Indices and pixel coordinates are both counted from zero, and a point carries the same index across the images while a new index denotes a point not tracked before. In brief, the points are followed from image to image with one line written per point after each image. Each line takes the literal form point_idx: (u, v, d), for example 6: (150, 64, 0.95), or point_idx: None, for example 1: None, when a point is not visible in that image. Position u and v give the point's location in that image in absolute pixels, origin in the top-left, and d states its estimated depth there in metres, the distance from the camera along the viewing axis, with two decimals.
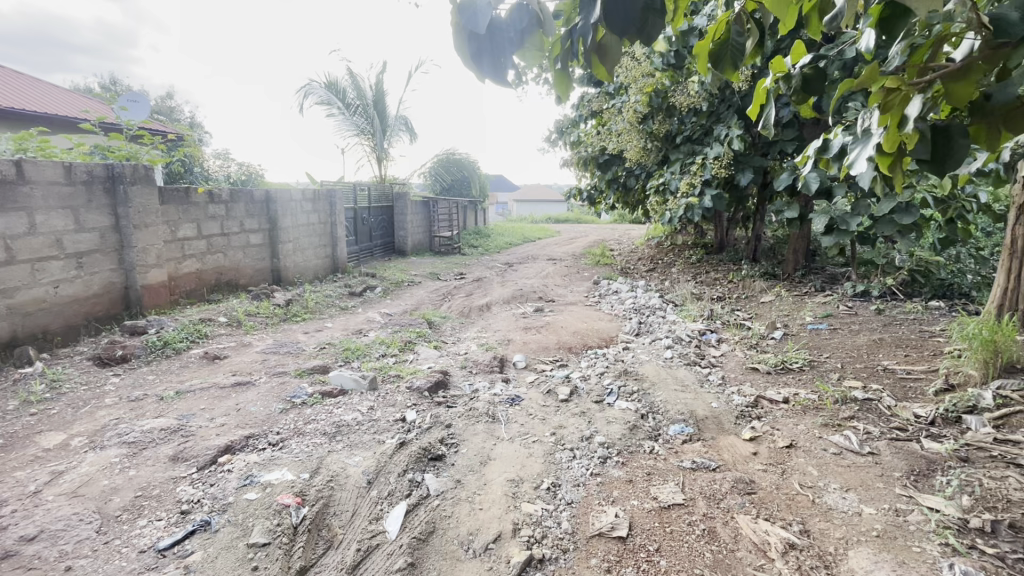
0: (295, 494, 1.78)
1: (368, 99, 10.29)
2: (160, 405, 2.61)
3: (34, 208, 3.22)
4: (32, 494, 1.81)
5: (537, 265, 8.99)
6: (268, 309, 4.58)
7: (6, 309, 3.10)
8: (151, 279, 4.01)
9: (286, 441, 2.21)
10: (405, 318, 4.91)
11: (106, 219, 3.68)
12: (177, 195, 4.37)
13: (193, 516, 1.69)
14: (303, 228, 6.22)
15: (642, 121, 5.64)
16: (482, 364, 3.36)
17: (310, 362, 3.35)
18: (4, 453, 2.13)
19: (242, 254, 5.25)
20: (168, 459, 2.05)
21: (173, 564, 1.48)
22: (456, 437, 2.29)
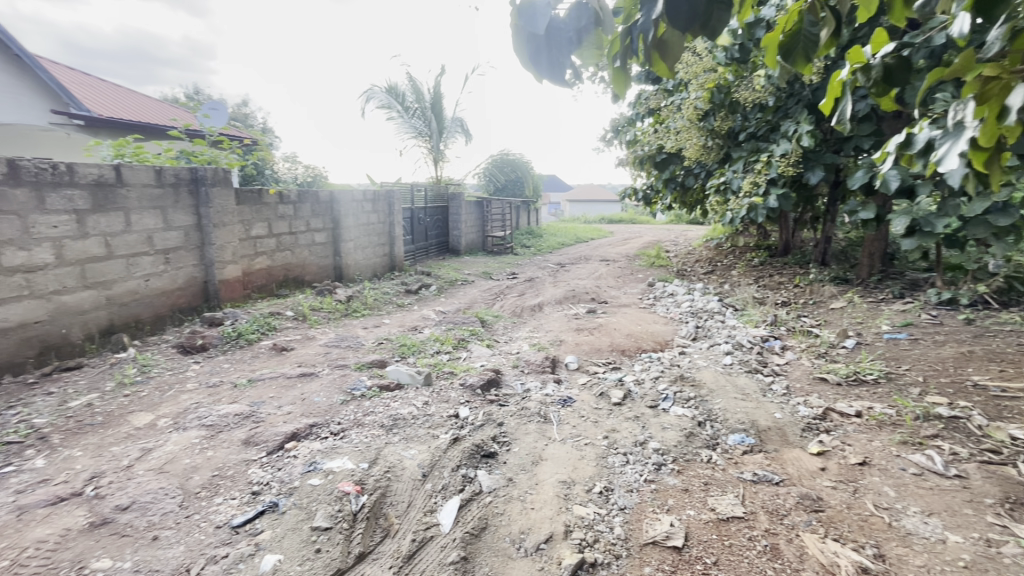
0: (355, 482, 1.86)
1: (426, 101, 10.57)
2: (234, 392, 2.80)
3: (130, 208, 3.53)
4: (125, 468, 2.00)
5: (590, 266, 8.88)
6: (330, 305, 4.81)
7: (105, 299, 3.39)
8: (228, 274, 4.31)
9: (347, 431, 2.31)
10: (459, 316, 5.01)
11: (189, 219, 3.99)
12: (252, 196, 4.67)
13: (263, 498, 1.80)
14: (364, 228, 6.47)
15: (703, 118, 5.45)
16: (534, 364, 3.36)
17: (368, 357, 3.48)
18: (103, 429, 2.36)
19: (309, 251, 5.54)
20: (242, 443, 2.19)
21: (245, 540, 1.58)
22: (508, 435, 2.30)
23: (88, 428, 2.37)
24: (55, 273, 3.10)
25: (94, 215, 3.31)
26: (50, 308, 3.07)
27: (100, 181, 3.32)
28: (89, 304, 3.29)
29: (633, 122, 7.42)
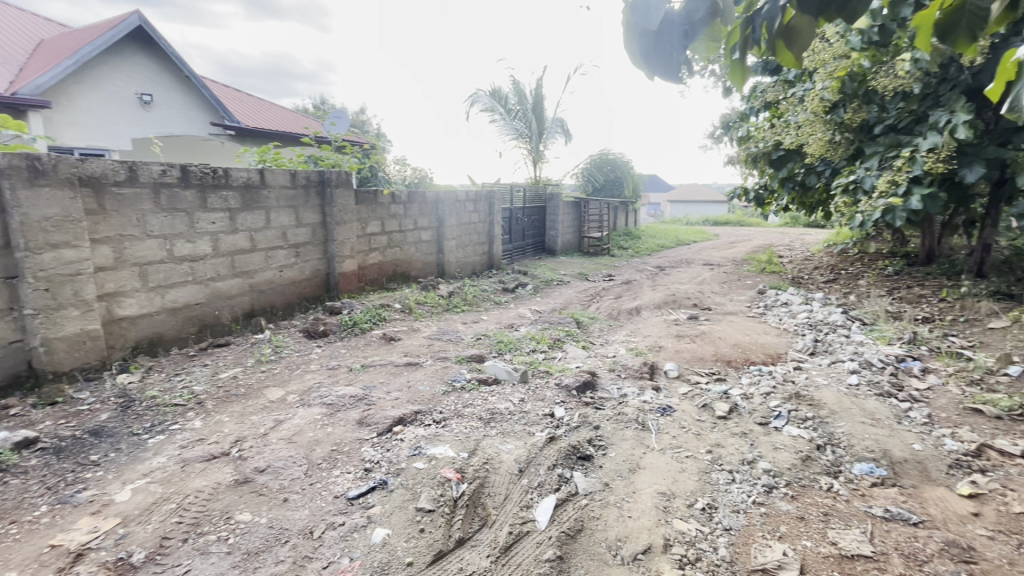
0: (456, 469, 1.94)
1: (528, 103, 10.76)
2: (350, 375, 3.08)
3: (270, 207, 4.00)
4: (262, 435, 2.28)
5: (692, 270, 8.45)
6: (434, 300, 5.08)
7: (248, 286, 3.88)
8: (346, 268, 4.73)
9: (448, 420, 2.42)
10: (555, 316, 5.02)
11: (316, 217, 4.44)
12: (368, 196, 5.07)
13: (374, 475, 1.95)
14: (465, 227, 6.75)
15: (831, 110, 4.92)
16: (632, 369, 3.27)
17: (468, 351, 3.62)
18: (245, 400, 2.71)
19: (415, 248, 5.89)
20: (356, 422, 2.40)
21: (359, 512, 1.72)
22: (604, 439, 2.27)
23: (234, 397, 2.74)
24: (212, 263, 3.59)
25: (243, 213, 3.79)
26: (207, 293, 3.58)
27: (248, 183, 3.79)
28: (236, 290, 3.78)
29: (746, 117, 6.90)
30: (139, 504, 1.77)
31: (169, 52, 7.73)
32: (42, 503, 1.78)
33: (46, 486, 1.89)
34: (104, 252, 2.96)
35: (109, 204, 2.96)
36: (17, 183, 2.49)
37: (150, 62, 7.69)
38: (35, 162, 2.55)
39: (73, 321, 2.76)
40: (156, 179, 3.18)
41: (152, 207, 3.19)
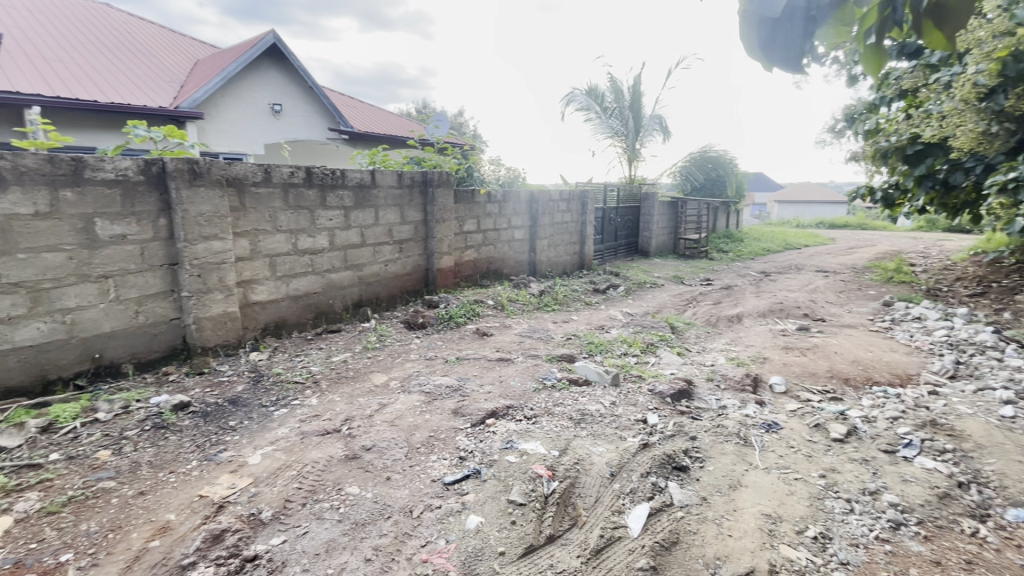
0: (547, 466, 1.96)
1: (626, 101, 10.52)
2: (447, 366, 3.23)
3: (379, 205, 4.30)
4: (368, 416, 2.47)
5: (803, 277, 7.74)
6: (525, 298, 5.16)
7: (357, 278, 4.21)
8: (444, 264, 4.97)
9: (539, 417, 2.45)
10: (648, 320, 4.86)
11: (419, 215, 4.71)
12: (467, 195, 5.25)
13: (468, 463, 2.03)
14: (558, 226, 6.78)
15: (987, 96, 4.24)
16: (732, 380, 3.07)
17: (558, 350, 3.64)
18: (353, 382, 2.95)
19: (508, 247, 6.01)
20: (452, 412, 2.51)
21: (455, 497, 1.80)
22: (702, 452, 2.16)
23: (345, 379, 2.99)
24: (328, 256, 3.95)
25: (356, 211, 4.12)
26: (323, 283, 3.93)
27: (361, 183, 4.11)
28: (347, 282, 4.12)
29: (876, 108, 6.17)
30: (267, 467, 2.00)
31: (297, 66, 8.57)
32: (193, 458, 2.08)
33: (196, 443, 2.20)
34: (244, 244, 3.36)
35: (249, 202, 3.36)
36: (180, 183, 2.92)
37: (280, 76, 8.59)
38: (194, 166, 2.96)
39: (218, 304, 3.18)
40: (286, 179, 3.56)
41: (282, 205, 3.57)
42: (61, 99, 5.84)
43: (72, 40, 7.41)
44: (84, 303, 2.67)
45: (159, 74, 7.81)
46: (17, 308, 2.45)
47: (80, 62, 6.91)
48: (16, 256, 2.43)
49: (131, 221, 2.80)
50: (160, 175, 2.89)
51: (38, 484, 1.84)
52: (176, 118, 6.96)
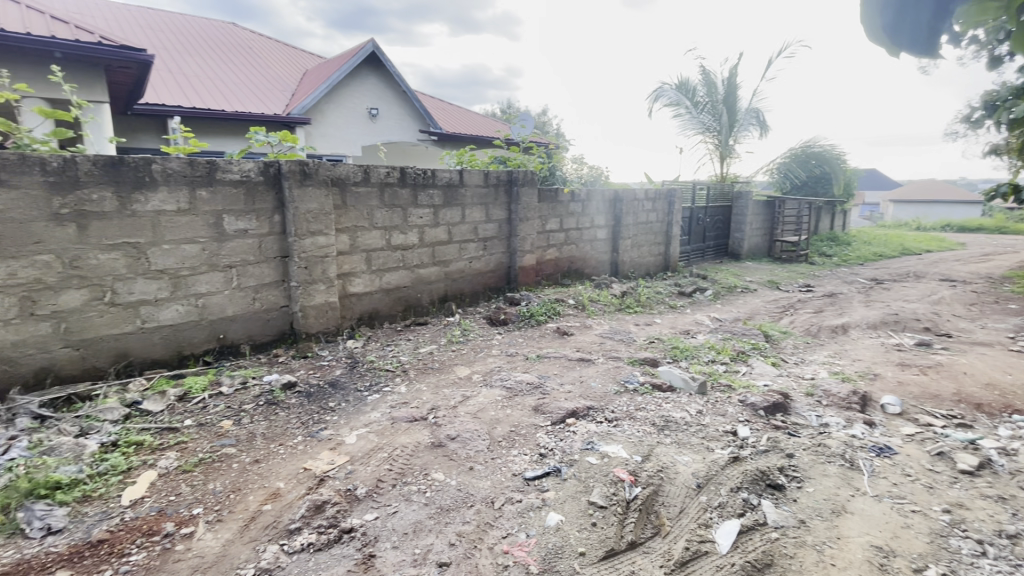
0: (629, 471, 1.93)
1: (719, 94, 9.96)
2: (527, 363, 3.27)
3: (466, 204, 4.44)
4: (453, 407, 2.56)
5: (924, 286, 6.89)
6: (607, 299, 5.08)
7: (444, 273, 4.38)
8: (526, 262, 5.03)
9: (620, 420, 2.41)
10: (738, 326, 4.57)
11: (503, 214, 4.81)
12: (550, 194, 5.25)
13: (548, 461, 2.04)
14: (642, 226, 6.59)
15: None
16: (837, 397, 2.80)
17: (641, 353, 3.53)
18: (439, 373, 3.08)
19: (590, 246, 5.94)
20: (532, 408, 2.54)
21: (535, 493, 1.82)
22: (800, 471, 2.00)
23: (431, 370, 3.14)
24: (418, 252, 4.14)
25: (444, 209, 4.28)
26: (413, 278, 4.14)
27: (450, 183, 4.26)
28: (434, 277, 4.30)
29: None
30: (361, 448, 2.15)
31: (393, 72, 9.05)
32: (298, 434, 2.29)
33: (300, 420, 2.42)
34: (344, 239, 3.63)
35: (349, 200, 3.61)
36: (292, 183, 3.20)
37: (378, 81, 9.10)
38: (305, 167, 3.24)
39: (321, 294, 3.46)
40: (382, 179, 3.78)
41: (378, 203, 3.80)
42: (196, 109, 6.65)
43: (205, 56, 8.40)
44: (213, 289, 3.03)
45: (274, 84, 8.62)
46: (161, 292, 2.82)
47: (211, 77, 7.82)
48: (163, 247, 2.80)
49: (252, 217, 3.13)
50: (277, 176, 3.20)
51: (175, 445, 2.12)
52: (288, 123, 7.66)
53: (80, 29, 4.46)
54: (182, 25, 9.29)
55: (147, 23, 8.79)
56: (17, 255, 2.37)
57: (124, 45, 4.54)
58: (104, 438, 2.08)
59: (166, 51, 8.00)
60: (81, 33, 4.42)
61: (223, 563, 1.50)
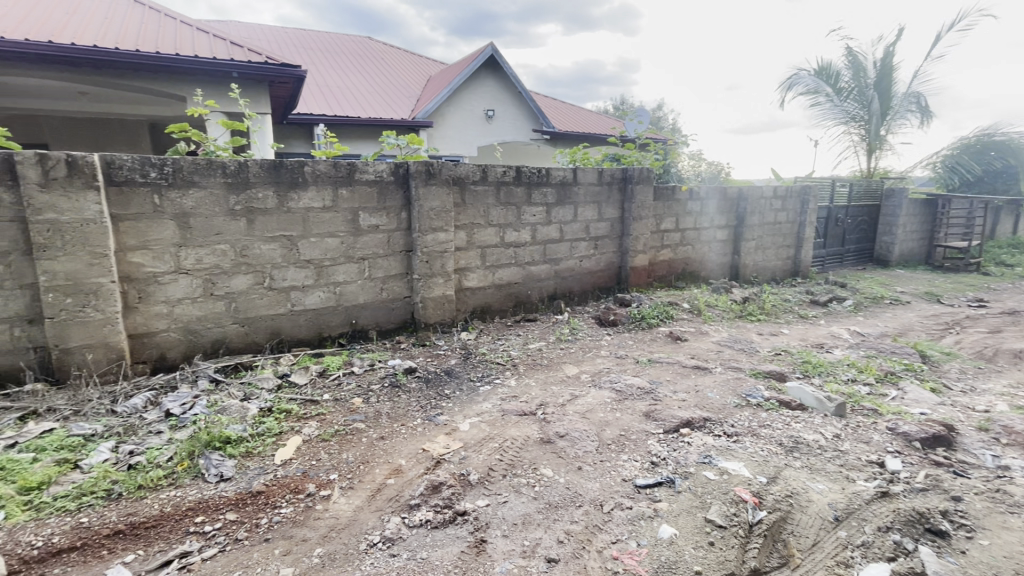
0: (752, 492, 1.78)
1: (869, 78, 8.75)
2: (637, 367, 3.17)
3: (578, 203, 4.41)
4: (561, 405, 2.57)
5: None
6: (726, 304, 4.74)
7: (554, 271, 4.40)
8: (638, 262, 4.89)
9: (741, 436, 2.23)
10: (886, 343, 3.99)
11: (616, 213, 4.71)
12: (668, 192, 5.01)
13: (660, 470, 1.96)
14: (769, 227, 6.04)
15: None
16: (1021, 436, 2.33)
17: (765, 365, 3.24)
18: (548, 370, 3.11)
19: (708, 248, 5.59)
20: (643, 414, 2.45)
21: (646, 502, 1.76)
22: (970, 518, 1.70)
23: (540, 366, 3.18)
24: (530, 250, 4.21)
25: (557, 208, 4.29)
26: (524, 275, 4.22)
27: (563, 181, 4.26)
28: (544, 275, 4.35)
29: None
30: (474, 436, 2.24)
31: (510, 73, 9.26)
32: (418, 416, 2.45)
33: (420, 404, 2.59)
34: (462, 235, 3.80)
35: (468, 199, 3.77)
36: (418, 183, 3.43)
37: (496, 83, 9.37)
38: (430, 168, 3.45)
39: (439, 287, 3.67)
40: (499, 178, 3.90)
41: (494, 202, 3.92)
42: (337, 116, 7.41)
43: (345, 69, 9.33)
44: (349, 279, 3.36)
45: (401, 90, 9.30)
46: (308, 279, 3.20)
47: (351, 87, 8.67)
48: (310, 240, 3.17)
49: (383, 214, 3.41)
50: (405, 176, 3.45)
51: (316, 416, 2.39)
52: (413, 126, 8.22)
53: (252, 51, 5.23)
54: (328, 43, 10.44)
55: (301, 43, 10.00)
56: (202, 244, 2.82)
57: (284, 63, 5.23)
58: (262, 404, 2.42)
59: (315, 67, 9.03)
60: (252, 55, 5.19)
61: (354, 527, 1.66)
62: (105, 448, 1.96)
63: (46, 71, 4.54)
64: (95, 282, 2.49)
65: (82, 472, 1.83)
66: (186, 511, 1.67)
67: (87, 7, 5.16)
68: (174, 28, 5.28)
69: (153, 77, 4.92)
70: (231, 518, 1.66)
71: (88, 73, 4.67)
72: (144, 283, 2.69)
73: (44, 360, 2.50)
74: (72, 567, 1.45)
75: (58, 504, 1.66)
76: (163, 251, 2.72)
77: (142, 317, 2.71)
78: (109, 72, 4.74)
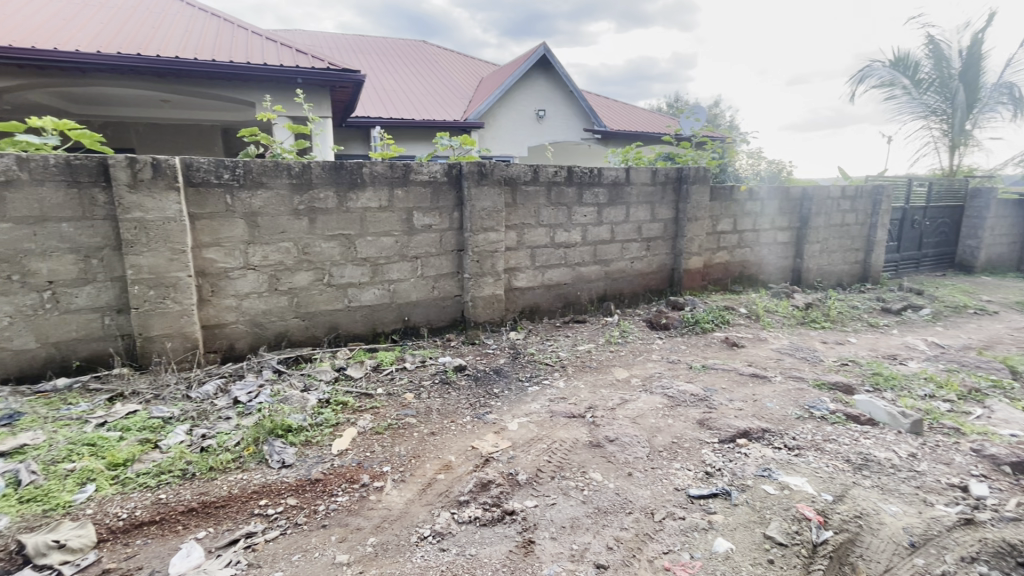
0: (817, 510, 1.68)
1: (953, 68, 8.06)
2: (690, 373, 3.06)
3: (631, 203, 4.33)
4: (611, 409, 2.53)
5: None
6: (786, 310, 4.51)
7: (604, 273, 4.34)
8: (692, 265, 4.73)
9: (804, 449, 2.11)
10: (970, 357, 3.66)
11: (670, 213, 4.59)
12: (725, 192, 4.82)
13: (715, 481, 1.88)
14: (836, 229, 5.69)
15: None
16: None
17: (830, 376, 3.05)
18: (597, 373, 3.07)
19: (767, 250, 5.33)
20: (697, 422, 2.37)
21: (700, 513, 1.70)
22: None
23: (589, 368, 3.14)
24: (580, 250, 4.17)
25: (609, 208, 4.23)
26: (573, 275, 4.18)
27: (615, 181, 4.19)
28: (594, 276, 4.29)
29: None
30: (522, 436, 2.24)
31: (562, 73, 9.20)
32: (467, 414, 2.49)
33: (469, 402, 2.62)
34: (513, 235, 3.81)
35: (519, 199, 3.77)
36: (471, 183, 3.47)
37: (548, 83, 9.34)
38: (482, 168, 3.48)
39: (489, 286, 3.70)
40: (550, 178, 3.88)
41: (545, 202, 3.91)
42: (393, 118, 7.63)
43: (401, 73, 9.59)
44: (403, 276, 3.45)
45: (454, 92, 9.45)
46: (364, 277, 3.31)
47: (406, 90, 8.91)
48: (367, 238, 3.28)
49: (436, 214, 3.48)
50: (458, 177, 3.50)
51: (370, 409, 2.47)
52: (465, 127, 8.34)
53: (315, 58, 5.47)
54: (386, 48, 10.76)
55: (360, 48, 10.37)
56: (269, 242, 2.98)
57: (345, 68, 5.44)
58: (321, 395, 2.53)
59: (373, 71, 9.35)
60: (316, 61, 5.43)
61: (405, 519, 1.70)
62: (181, 431, 2.11)
63: (134, 80, 4.94)
64: (174, 276, 2.69)
65: (161, 452, 1.98)
66: (251, 494, 1.77)
67: (170, 21, 5.57)
68: (246, 38, 5.62)
69: (227, 85, 5.24)
70: (291, 503, 1.75)
71: (169, 81, 5.03)
72: (216, 278, 2.88)
73: (129, 347, 2.72)
74: (152, 539, 1.58)
75: (140, 480, 1.80)
76: (234, 248, 2.89)
77: (214, 309, 2.89)
78: (188, 80, 5.09)
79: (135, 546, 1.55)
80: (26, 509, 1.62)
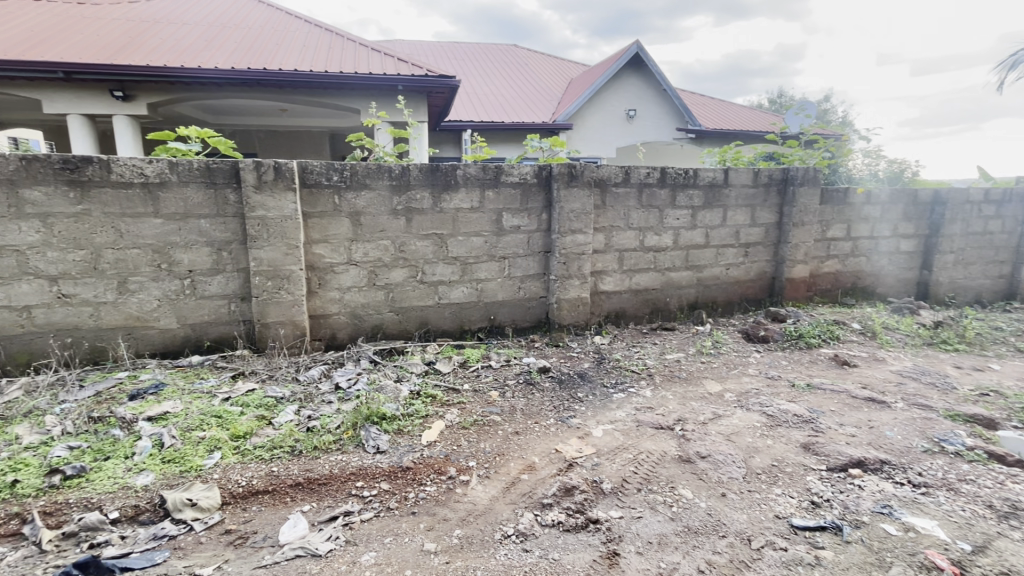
0: (951, 560, 1.47)
1: None
2: (793, 392, 2.81)
3: (728, 205, 4.07)
4: (702, 423, 2.39)
5: None
6: (911, 328, 4.02)
7: (696, 279, 4.14)
8: (796, 274, 4.36)
9: (932, 488, 1.86)
10: None
11: (772, 217, 4.26)
12: (838, 194, 4.38)
13: (824, 513, 1.71)
14: (975, 237, 4.96)
15: None
16: None
17: (965, 407, 2.65)
18: (687, 384, 2.92)
19: (887, 260, 4.78)
20: (801, 446, 2.17)
21: (805, 546, 1.55)
22: None
23: (677, 379, 3.00)
24: (671, 255, 4.00)
25: (704, 211, 4.02)
26: (663, 281, 4.03)
27: (712, 182, 3.97)
28: (686, 282, 4.10)
29: None
30: (607, 443, 2.20)
31: (655, 71, 8.90)
32: (551, 416, 2.48)
33: (553, 404, 2.61)
34: (601, 238, 3.74)
35: (609, 201, 3.70)
36: (560, 184, 3.46)
37: (640, 82, 9.08)
38: (572, 169, 3.46)
39: (575, 289, 3.67)
40: (642, 180, 3.77)
41: (635, 203, 3.80)
42: (483, 122, 7.84)
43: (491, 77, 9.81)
44: (490, 276, 3.52)
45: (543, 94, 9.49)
46: (454, 275, 3.42)
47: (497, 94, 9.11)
48: (459, 238, 3.38)
49: (525, 215, 3.51)
50: (548, 178, 3.51)
51: (458, 404, 2.55)
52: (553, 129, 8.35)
53: (415, 65, 5.77)
54: (479, 53, 11.07)
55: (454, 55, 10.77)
56: (370, 239, 3.18)
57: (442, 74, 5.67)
58: (412, 387, 2.65)
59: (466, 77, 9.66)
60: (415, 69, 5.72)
61: (489, 515, 1.73)
62: (291, 411, 2.32)
63: (260, 93, 5.51)
64: (288, 269, 2.95)
65: (274, 428, 2.18)
66: (349, 475, 1.90)
67: (290, 37, 6.16)
68: (354, 49, 6.06)
69: (336, 94, 5.67)
70: (385, 488, 1.85)
71: (288, 93, 5.55)
72: (323, 272, 3.12)
73: (250, 331, 3.04)
74: (265, 506, 1.74)
75: (257, 453, 2.00)
76: (339, 245, 3.12)
77: (321, 301, 3.14)
78: (305, 91, 5.58)
79: (251, 512, 1.72)
80: (167, 468, 1.85)
